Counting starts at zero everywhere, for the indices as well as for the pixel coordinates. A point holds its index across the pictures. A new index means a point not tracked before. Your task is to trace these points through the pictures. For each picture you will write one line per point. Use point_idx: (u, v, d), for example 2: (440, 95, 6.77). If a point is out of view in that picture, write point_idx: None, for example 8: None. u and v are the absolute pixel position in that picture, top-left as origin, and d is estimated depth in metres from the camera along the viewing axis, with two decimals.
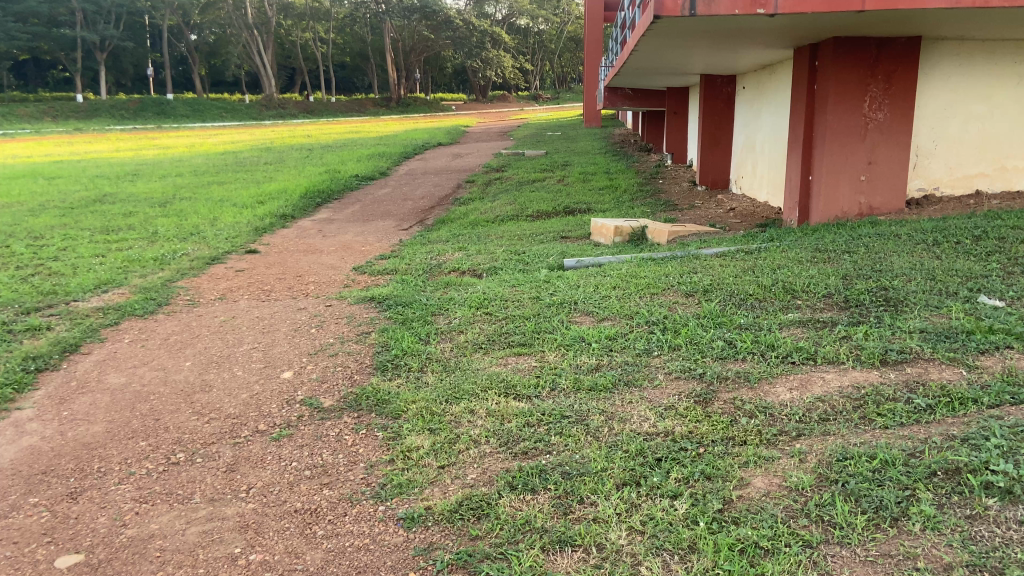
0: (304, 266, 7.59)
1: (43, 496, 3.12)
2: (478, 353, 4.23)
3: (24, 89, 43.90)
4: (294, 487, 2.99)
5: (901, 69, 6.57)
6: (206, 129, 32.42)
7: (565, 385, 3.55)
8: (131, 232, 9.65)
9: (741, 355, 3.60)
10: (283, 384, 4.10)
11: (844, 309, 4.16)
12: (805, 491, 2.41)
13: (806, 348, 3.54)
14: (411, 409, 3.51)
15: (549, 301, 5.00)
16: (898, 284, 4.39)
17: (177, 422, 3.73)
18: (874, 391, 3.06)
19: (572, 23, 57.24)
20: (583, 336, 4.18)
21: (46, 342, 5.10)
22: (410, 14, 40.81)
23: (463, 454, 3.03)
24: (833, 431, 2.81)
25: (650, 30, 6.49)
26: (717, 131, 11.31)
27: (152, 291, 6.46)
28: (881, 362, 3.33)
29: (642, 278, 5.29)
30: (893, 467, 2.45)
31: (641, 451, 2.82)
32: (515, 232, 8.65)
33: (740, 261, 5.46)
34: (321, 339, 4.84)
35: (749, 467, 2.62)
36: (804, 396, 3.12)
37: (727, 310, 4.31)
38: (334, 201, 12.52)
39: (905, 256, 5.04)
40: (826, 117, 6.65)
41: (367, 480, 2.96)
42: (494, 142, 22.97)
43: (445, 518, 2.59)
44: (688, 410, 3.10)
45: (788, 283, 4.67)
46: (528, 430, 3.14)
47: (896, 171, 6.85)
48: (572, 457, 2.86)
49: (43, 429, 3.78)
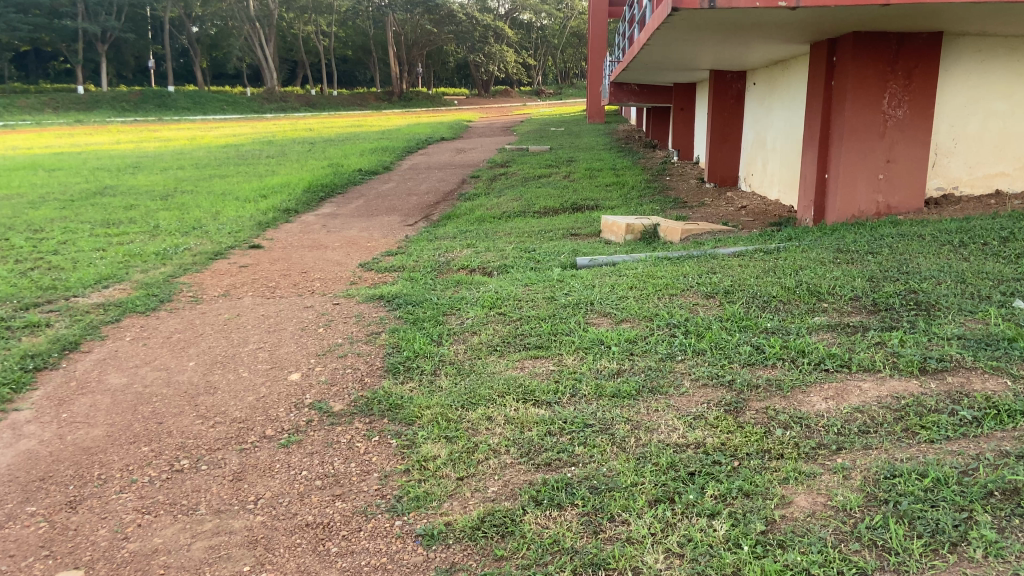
0: (309, 262, 7.43)
1: (41, 505, 2.97)
2: (493, 355, 4.07)
3: (24, 79, 43.60)
4: (305, 498, 2.84)
5: (922, 65, 6.39)
6: (207, 122, 32.16)
7: (587, 391, 3.40)
8: (132, 225, 9.49)
9: (770, 361, 3.45)
10: (291, 386, 3.96)
11: (873, 313, 4.01)
12: (853, 512, 2.27)
13: (839, 354, 3.39)
14: (426, 415, 3.37)
15: (565, 301, 4.85)
16: (928, 287, 4.23)
17: (180, 426, 3.58)
18: (916, 402, 2.91)
19: (576, 18, 56.89)
20: (602, 339, 4.02)
21: (45, 339, 4.94)
22: (413, 7, 40.50)
23: (483, 465, 2.88)
24: (875, 444, 2.66)
25: (667, 23, 6.29)
26: (727, 127, 11.09)
27: (155, 287, 6.31)
28: (920, 371, 3.17)
29: (659, 278, 5.14)
30: (945, 486, 2.31)
31: (672, 464, 2.67)
32: (524, 228, 8.49)
33: (759, 262, 5.30)
34: (329, 339, 4.69)
35: (790, 484, 2.47)
36: (841, 406, 2.96)
37: (751, 313, 4.15)
38: (338, 195, 12.37)
39: (932, 258, 4.88)
40: (845, 113, 6.49)
41: (381, 492, 2.81)
42: (498, 137, 22.74)
43: (466, 535, 2.45)
44: (719, 420, 2.95)
45: (813, 284, 4.51)
46: (550, 439, 2.99)
47: (916, 170, 6.67)
48: (599, 469, 2.71)
49: (42, 432, 3.64)
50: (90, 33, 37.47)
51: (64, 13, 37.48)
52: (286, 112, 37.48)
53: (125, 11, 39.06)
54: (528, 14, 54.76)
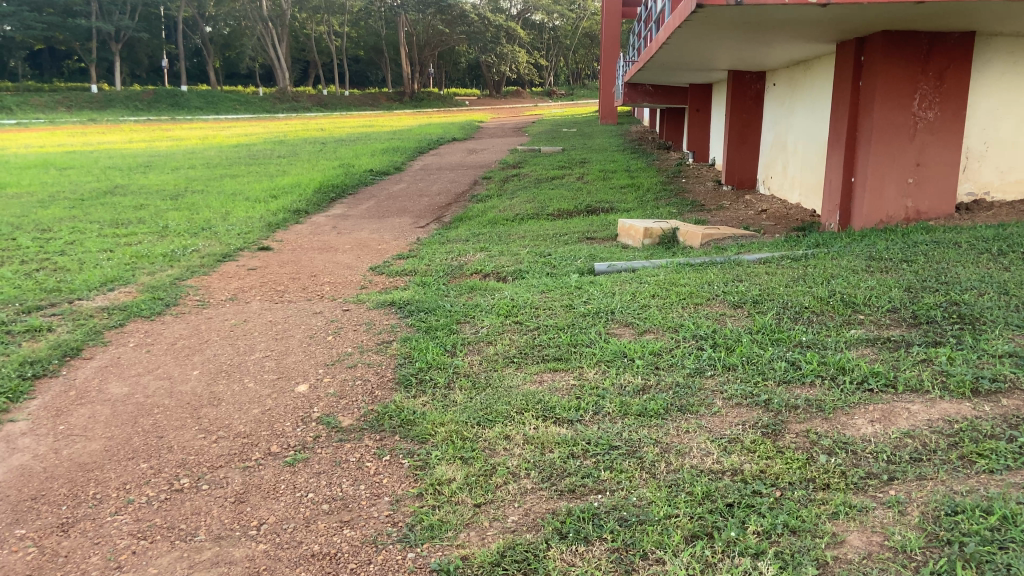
0: (319, 265, 7.25)
1: (31, 527, 2.80)
2: (509, 368, 3.87)
3: (38, 78, 43.88)
4: (310, 525, 2.64)
5: (955, 65, 6.14)
6: (219, 121, 32.15)
7: (611, 409, 3.19)
8: (141, 225, 9.35)
9: (808, 379, 3.22)
10: (297, 399, 3.77)
11: (912, 327, 3.78)
12: (914, 554, 2.05)
13: (883, 372, 3.16)
14: (439, 433, 3.16)
15: (584, 309, 4.64)
16: (971, 299, 3.99)
17: (181, 441, 3.40)
18: (970, 426, 2.68)
19: (588, 19, 56.50)
20: (625, 352, 3.81)
21: (45, 345, 4.79)
22: (425, 8, 40.33)
23: (502, 491, 2.68)
24: (930, 475, 2.44)
25: (687, 21, 6.05)
26: (746, 130, 10.83)
27: (161, 290, 6.16)
28: (973, 393, 2.94)
29: (682, 286, 4.92)
30: (1015, 526, 2.08)
31: (708, 494, 2.46)
32: (538, 231, 8.31)
33: (787, 269, 5.08)
34: (338, 347, 4.51)
35: (840, 520, 2.25)
36: (889, 430, 2.74)
37: (783, 325, 3.93)
38: (348, 195, 12.23)
39: (970, 267, 4.64)
40: (872, 116, 6.25)
41: (393, 519, 2.61)
42: (510, 138, 22.54)
43: (485, 572, 2.24)
44: (756, 444, 2.74)
45: (847, 294, 4.28)
46: (573, 462, 2.79)
47: (946, 175, 6.42)
48: (628, 498, 2.50)
49: (36, 445, 3.47)
50: (104, 32, 37.60)
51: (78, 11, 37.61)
52: (297, 112, 37.44)
53: (139, 11, 39.19)
54: (539, 15, 54.28)
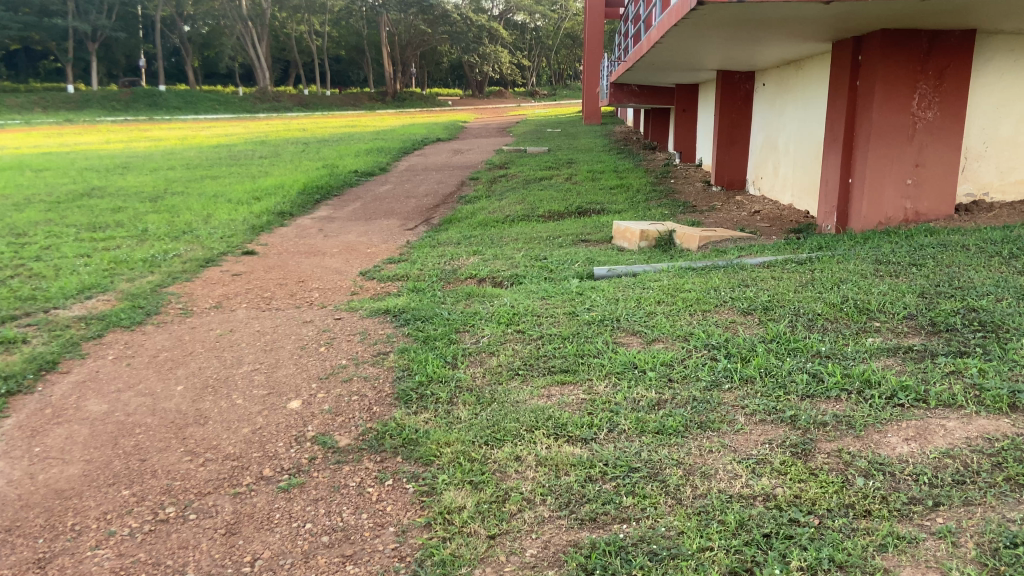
0: (307, 270, 7.01)
1: (3, 564, 2.57)
2: (514, 381, 3.67)
3: (14, 78, 43.18)
4: (309, 560, 2.44)
5: (956, 64, 6.03)
6: (199, 121, 31.70)
7: (627, 427, 3.00)
8: (120, 229, 9.06)
9: (833, 394, 3.06)
10: (290, 417, 3.55)
11: (932, 335, 3.64)
12: None
13: (913, 386, 3.00)
14: (445, 455, 2.97)
15: (588, 317, 4.45)
16: (989, 305, 3.86)
17: (166, 464, 3.17)
18: (1012, 444, 2.53)
19: (571, 19, 56.42)
20: (635, 363, 3.63)
21: (18, 358, 4.52)
22: (407, 8, 39.99)
23: (517, 519, 2.49)
24: (977, 499, 2.28)
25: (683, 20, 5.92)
26: (736, 129, 10.70)
27: (141, 298, 5.89)
28: (1011, 409, 2.78)
29: (688, 292, 4.74)
30: None
31: (742, 524, 2.28)
32: (531, 233, 8.11)
33: (794, 273, 4.94)
34: (332, 360, 4.29)
35: (890, 553, 2.09)
36: (926, 449, 2.59)
37: (799, 334, 3.78)
38: (334, 197, 11.98)
39: (982, 271, 4.51)
40: (871, 116, 6.13)
41: (399, 554, 2.42)
42: (495, 137, 22.26)
43: None
44: (787, 466, 2.57)
45: (861, 300, 4.14)
46: (591, 487, 2.60)
47: (946, 175, 6.30)
48: (656, 529, 2.32)
49: (10, 470, 3.22)
50: (81, 32, 36.97)
51: (54, 11, 37.02)
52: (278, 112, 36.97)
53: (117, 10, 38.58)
54: (522, 15, 54.14)
